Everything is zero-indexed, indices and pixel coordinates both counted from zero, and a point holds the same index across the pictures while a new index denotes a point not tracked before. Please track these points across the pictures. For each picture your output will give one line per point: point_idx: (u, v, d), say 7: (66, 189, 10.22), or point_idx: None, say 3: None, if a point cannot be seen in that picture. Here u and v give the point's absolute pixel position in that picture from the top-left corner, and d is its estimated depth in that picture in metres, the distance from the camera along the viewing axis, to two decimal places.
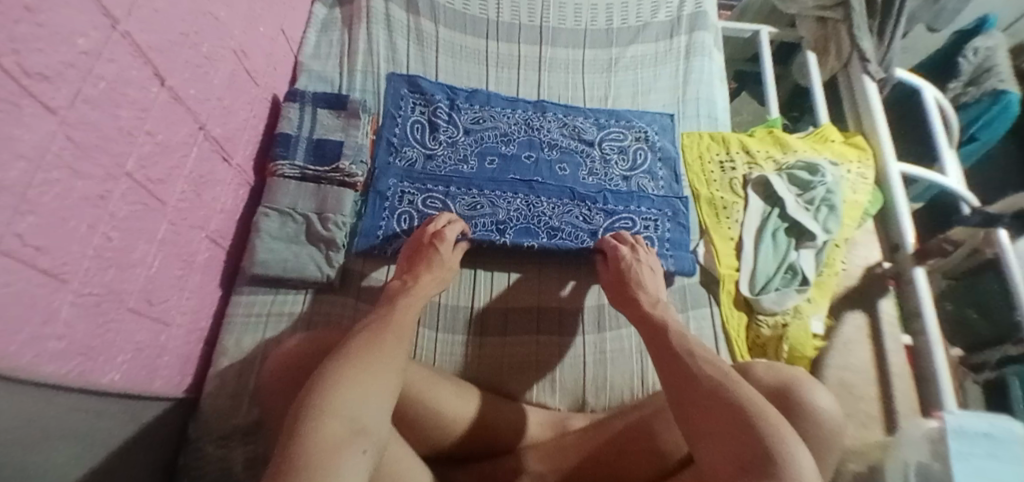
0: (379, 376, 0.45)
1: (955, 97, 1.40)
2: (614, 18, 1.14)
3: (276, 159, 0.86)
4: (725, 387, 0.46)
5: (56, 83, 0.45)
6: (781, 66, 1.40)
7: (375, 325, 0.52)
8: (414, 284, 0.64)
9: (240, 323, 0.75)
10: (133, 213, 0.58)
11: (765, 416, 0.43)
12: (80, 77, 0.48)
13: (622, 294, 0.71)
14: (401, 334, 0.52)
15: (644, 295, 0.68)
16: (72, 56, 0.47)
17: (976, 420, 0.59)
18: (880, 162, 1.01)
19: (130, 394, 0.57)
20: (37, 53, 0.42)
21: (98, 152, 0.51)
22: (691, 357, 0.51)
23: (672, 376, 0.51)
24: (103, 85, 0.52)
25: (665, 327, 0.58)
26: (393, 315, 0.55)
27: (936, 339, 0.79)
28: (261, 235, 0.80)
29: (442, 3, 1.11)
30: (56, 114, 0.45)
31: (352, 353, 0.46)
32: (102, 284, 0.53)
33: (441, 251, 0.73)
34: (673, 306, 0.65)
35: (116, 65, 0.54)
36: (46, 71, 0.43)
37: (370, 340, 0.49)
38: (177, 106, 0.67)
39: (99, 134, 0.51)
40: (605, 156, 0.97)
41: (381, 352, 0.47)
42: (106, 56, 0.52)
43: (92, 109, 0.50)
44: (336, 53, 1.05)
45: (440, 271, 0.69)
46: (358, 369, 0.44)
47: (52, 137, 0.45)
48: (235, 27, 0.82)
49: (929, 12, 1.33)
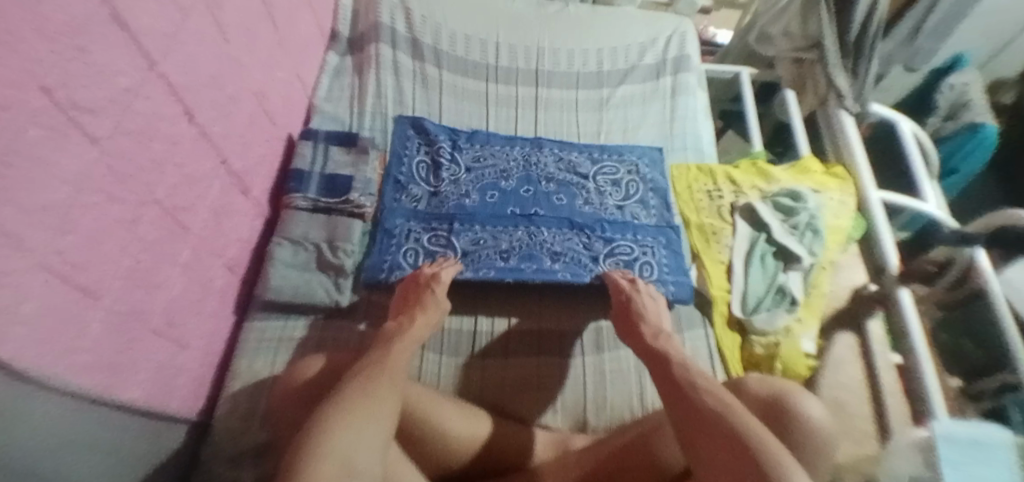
0: (372, 419, 0.48)
1: (934, 131, 1.48)
2: (604, 62, 1.23)
3: (289, 192, 0.92)
4: (726, 415, 0.49)
5: (99, 115, 0.50)
6: (763, 104, 1.50)
7: (371, 367, 0.55)
8: (409, 327, 0.67)
9: (251, 347, 0.78)
10: (159, 237, 0.63)
11: (761, 440, 0.46)
12: (120, 111, 0.54)
13: (626, 326, 0.75)
14: (395, 377, 0.55)
15: (646, 328, 0.72)
16: (114, 92, 0.53)
17: (962, 428, 0.62)
18: (859, 187, 1.07)
19: (144, 413, 0.60)
20: (82, 88, 0.47)
21: (131, 180, 0.56)
22: (694, 389, 0.54)
23: (679, 407, 0.54)
24: (139, 119, 0.58)
25: (669, 358, 0.62)
26: (388, 356, 0.58)
27: (925, 358, 0.81)
28: (274, 262, 0.84)
29: (444, 49, 1.20)
30: (98, 144, 0.50)
31: (349, 395, 0.50)
32: (128, 303, 0.57)
33: (437, 293, 0.76)
34: (675, 336, 0.69)
35: (151, 102, 0.60)
36: (91, 105, 0.49)
37: (365, 383, 0.52)
38: (203, 141, 0.72)
39: (133, 164, 0.57)
40: (600, 188, 1.03)
41: (375, 395, 0.51)
42: (143, 94, 0.58)
43: (129, 140, 0.56)
44: (346, 96, 1.13)
45: (434, 314, 0.72)
46: (352, 412, 0.48)
47: (93, 164, 0.50)
48: (256, 72, 0.89)
49: (907, 53, 1.44)
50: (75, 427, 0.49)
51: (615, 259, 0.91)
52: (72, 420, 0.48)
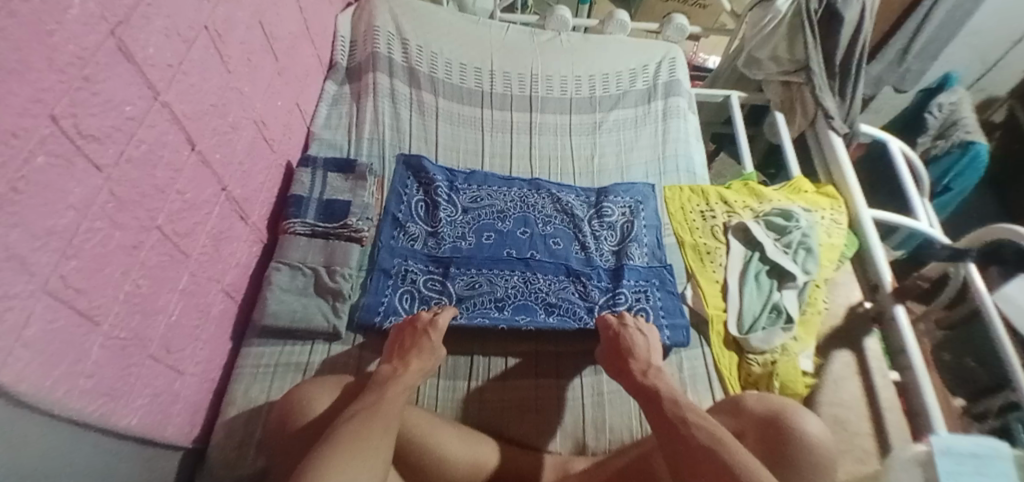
0: (361, 469, 0.48)
1: (926, 150, 1.51)
2: (596, 88, 1.27)
3: (288, 217, 0.93)
4: (717, 449, 0.50)
5: (104, 143, 0.52)
6: (754, 126, 1.53)
7: (363, 413, 0.55)
8: (402, 373, 0.65)
9: (248, 374, 0.78)
10: (160, 262, 0.64)
11: (755, 473, 0.46)
12: (124, 139, 0.56)
13: (619, 362, 0.73)
14: (387, 425, 0.54)
15: (636, 364, 0.71)
16: (120, 121, 0.55)
17: (961, 442, 0.61)
18: (852, 209, 1.09)
19: (142, 440, 0.60)
20: (90, 117, 0.49)
21: (134, 206, 0.58)
22: (688, 425, 0.54)
23: (674, 447, 0.53)
24: (143, 147, 0.59)
25: (662, 395, 0.61)
26: (382, 403, 0.57)
27: (923, 374, 0.81)
28: (272, 287, 0.85)
29: (441, 78, 1.23)
30: (102, 172, 0.52)
31: (339, 443, 0.50)
32: (128, 329, 0.57)
33: (432, 339, 0.73)
34: (664, 370, 0.69)
35: (155, 130, 0.62)
36: (97, 133, 0.51)
37: (356, 430, 0.52)
38: (204, 168, 0.74)
39: (136, 190, 0.58)
40: (595, 231, 1.02)
41: (365, 444, 0.51)
42: (148, 123, 0.60)
43: (133, 168, 0.57)
44: (344, 123, 1.16)
45: (430, 359, 0.70)
46: (342, 463, 0.48)
47: (98, 191, 0.51)
48: (257, 101, 0.92)
49: (895, 74, 1.48)
50: (71, 454, 0.49)
51: (613, 310, 0.88)
52: (70, 447, 0.48)
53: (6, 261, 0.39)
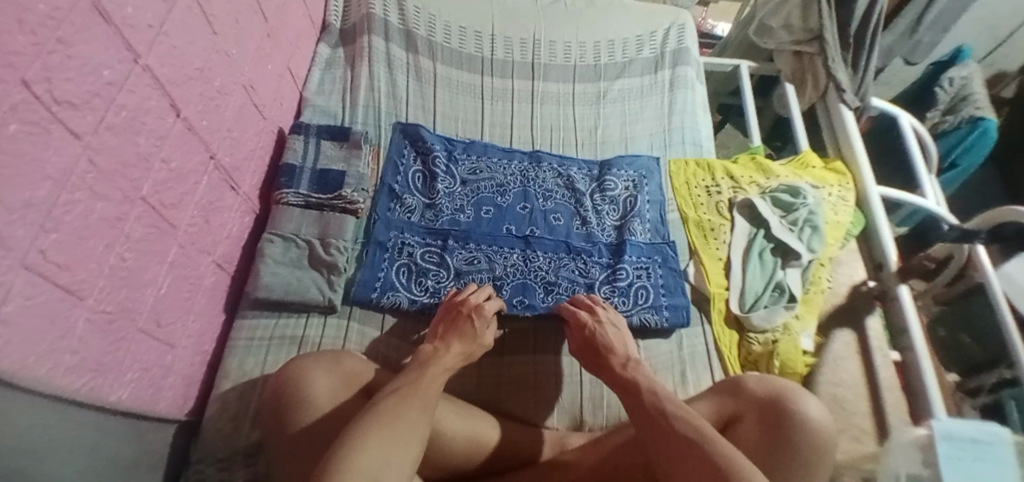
0: (401, 439, 0.48)
1: (933, 126, 1.45)
2: (601, 55, 1.21)
3: (280, 187, 0.90)
4: (701, 441, 0.49)
5: (82, 110, 0.49)
6: (762, 98, 1.48)
7: (402, 390, 0.54)
8: (443, 355, 0.65)
9: (242, 347, 0.77)
10: (147, 235, 0.62)
11: (735, 463, 0.46)
12: (104, 105, 0.52)
13: (594, 359, 0.71)
14: (427, 401, 0.54)
15: (614, 357, 0.68)
16: (98, 86, 0.51)
17: (961, 427, 0.62)
18: (859, 185, 1.06)
19: (134, 414, 0.60)
20: (66, 81, 0.46)
21: (116, 177, 0.55)
22: (668, 418, 0.54)
23: (661, 441, 0.52)
24: (124, 114, 0.56)
25: (640, 388, 0.60)
26: (420, 383, 0.57)
27: (924, 355, 0.81)
28: (265, 259, 0.83)
29: (440, 42, 1.17)
30: (81, 140, 0.49)
31: (379, 415, 0.50)
32: (114, 303, 0.56)
33: (477, 325, 0.72)
34: (644, 362, 0.66)
35: (136, 96, 0.58)
36: (74, 99, 0.47)
37: (395, 404, 0.52)
38: (191, 136, 0.71)
39: (118, 160, 0.55)
40: (597, 206, 0.99)
41: (405, 418, 0.50)
42: (129, 87, 0.57)
43: (113, 135, 0.54)
44: (338, 89, 1.11)
45: (473, 343, 0.69)
46: (382, 432, 0.48)
47: (77, 160, 0.48)
48: (245, 65, 0.88)
49: (905, 46, 1.42)
50: (64, 429, 0.49)
51: (614, 286, 0.87)
52: (60, 423, 0.48)
53: None
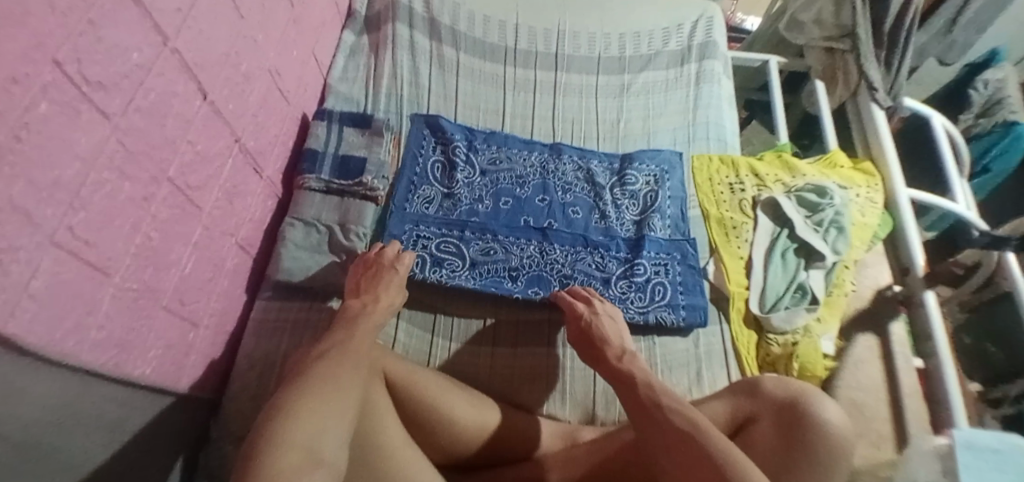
0: (335, 402, 0.46)
1: (966, 129, 1.41)
2: (626, 47, 1.19)
3: (303, 172, 0.92)
4: (695, 435, 0.48)
5: (111, 91, 0.50)
6: (790, 94, 1.44)
7: (333, 350, 0.53)
8: (371, 309, 0.64)
9: (263, 328, 0.79)
10: (172, 216, 0.63)
11: (731, 456, 0.44)
12: (133, 87, 0.53)
13: (590, 352, 0.70)
14: (358, 359, 0.53)
15: (610, 349, 0.67)
16: (127, 68, 0.52)
17: (983, 436, 0.61)
18: (889, 187, 1.03)
19: (154, 388, 0.62)
20: (95, 63, 0.47)
21: (142, 158, 0.56)
22: (662, 411, 0.52)
23: (658, 436, 0.50)
24: (152, 96, 0.57)
25: (637, 383, 0.58)
26: (350, 340, 0.56)
27: (948, 362, 0.79)
28: (286, 243, 0.84)
29: (463, 30, 1.17)
30: (110, 120, 0.50)
31: (312, 380, 0.48)
32: (139, 281, 0.58)
33: (399, 274, 0.74)
34: (640, 354, 0.65)
35: (164, 79, 0.59)
36: (103, 80, 0.48)
37: (327, 367, 0.50)
38: (217, 120, 0.72)
39: (144, 141, 0.56)
40: (617, 200, 0.98)
41: (338, 380, 0.48)
42: (157, 70, 0.58)
43: (141, 117, 0.55)
44: (361, 76, 1.11)
45: (396, 295, 0.70)
46: (315, 398, 0.45)
47: (106, 140, 0.49)
48: (271, 51, 0.88)
49: (941, 45, 1.36)
50: (86, 402, 0.50)
51: (630, 281, 0.86)
52: (84, 395, 0.50)
53: (10, 213, 0.38)
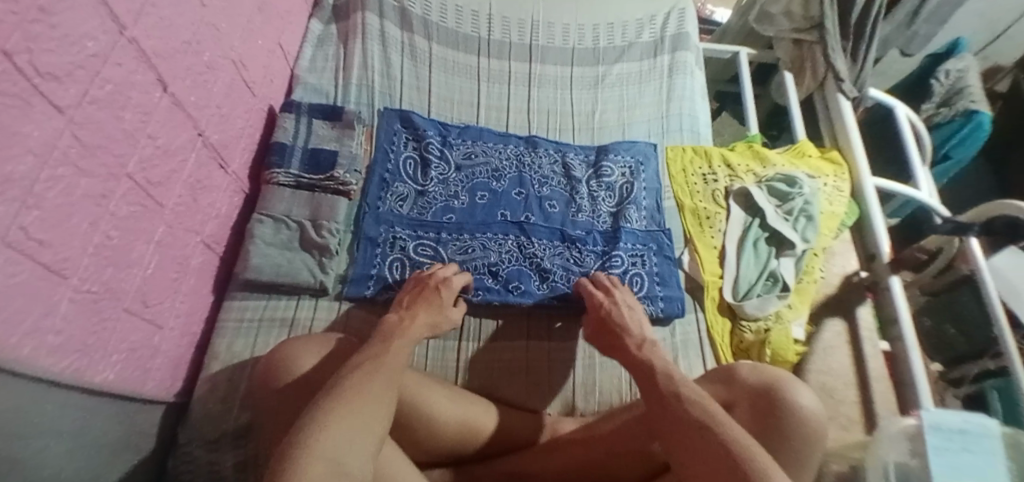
0: (362, 417, 0.46)
1: (927, 118, 1.45)
2: (601, 38, 1.19)
3: (271, 167, 0.89)
4: (714, 427, 0.48)
5: (65, 83, 0.47)
6: (760, 86, 1.47)
7: (366, 365, 0.52)
8: (409, 325, 0.63)
9: (231, 328, 0.77)
10: (132, 213, 0.60)
11: (753, 454, 0.44)
12: (88, 78, 0.50)
13: (610, 340, 0.69)
14: (390, 376, 0.52)
15: (629, 337, 0.66)
16: (82, 58, 0.49)
17: (949, 417, 0.62)
18: (855, 176, 1.05)
19: (119, 394, 0.59)
20: (47, 53, 0.44)
21: (99, 152, 0.53)
22: (681, 401, 0.52)
23: (668, 421, 0.51)
24: (109, 87, 0.54)
25: (658, 373, 0.57)
26: (386, 356, 0.55)
27: (913, 346, 0.82)
28: (254, 241, 0.81)
29: (435, 20, 1.15)
30: (64, 113, 0.47)
31: (343, 391, 0.48)
32: (99, 283, 0.55)
33: (444, 296, 0.71)
34: (659, 344, 0.64)
35: (122, 69, 0.56)
36: (55, 71, 0.45)
37: (358, 380, 0.49)
38: (178, 111, 0.69)
39: (101, 134, 0.53)
40: (593, 192, 0.98)
41: (367, 395, 0.48)
42: (113, 60, 0.54)
43: (98, 109, 0.52)
44: (331, 67, 1.08)
45: (438, 315, 0.68)
46: (346, 413, 0.45)
47: (59, 134, 0.46)
48: (234, 39, 0.85)
49: (905, 37, 1.40)
50: (45, 411, 0.48)
51: (608, 274, 0.87)
52: (42, 402, 0.47)
53: None
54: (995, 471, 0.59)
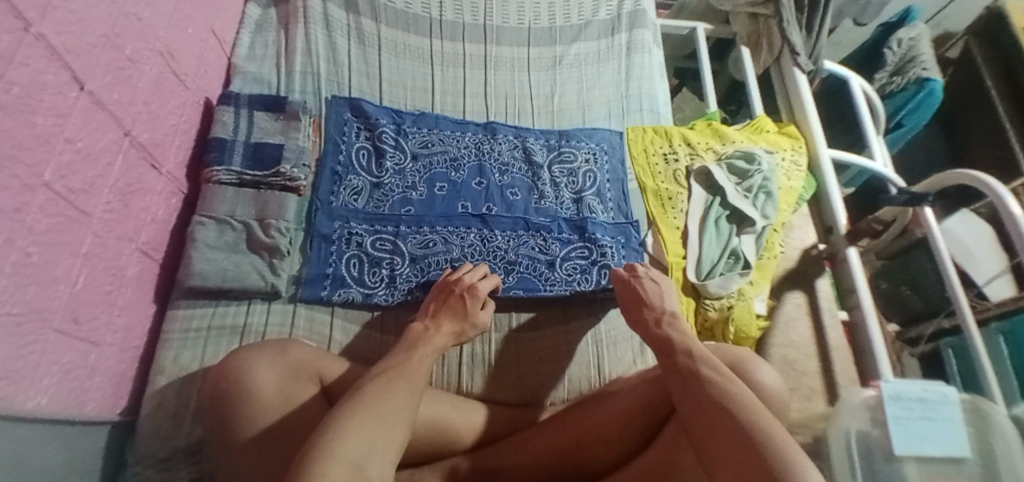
0: (385, 422, 0.45)
1: (882, 87, 1.47)
2: (556, 17, 1.16)
3: (210, 164, 0.83)
4: (730, 406, 0.45)
5: None
6: (717, 61, 1.46)
7: (391, 371, 0.52)
8: (433, 334, 0.62)
9: (177, 339, 0.72)
10: (54, 225, 0.55)
11: (771, 435, 0.41)
12: None
13: (632, 313, 0.68)
14: (415, 385, 0.51)
15: (649, 312, 0.66)
16: None
17: (909, 387, 0.65)
18: (811, 149, 1.07)
19: (55, 421, 0.55)
20: None
21: (9, 162, 0.47)
22: (701, 382, 0.50)
23: (689, 396, 0.49)
24: (15, 91, 0.48)
25: (681, 349, 0.56)
26: (409, 363, 0.54)
27: (869, 312, 0.85)
28: (197, 245, 0.76)
29: (382, 1, 1.09)
30: None
31: (369, 392, 0.47)
32: (21, 304, 0.50)
33: (469, 305, 0.69)
34: (680, 319, 0.64)
35: (31, 69, 0.50)
36: None
37: (383, 385, 0.49)
38: (99, 111, 0.62)
39: (11, 142, 0.47)
40: (555, 178, 0.96)
41: (391, 402, 0.47)
42: (20, 59, 0.49)
43: (4, 116, 0.46)
44: (271, 54, 1.01)
45: (463, 323, 0.67)
46: (370, 416, 0.44)
47: None
48: (159, 28, 0.78)
49: (856, 8, 1.41)
50: None
51: (574, 263, 0.86)
52: None
53: None
54: (951, 435, 0.61)
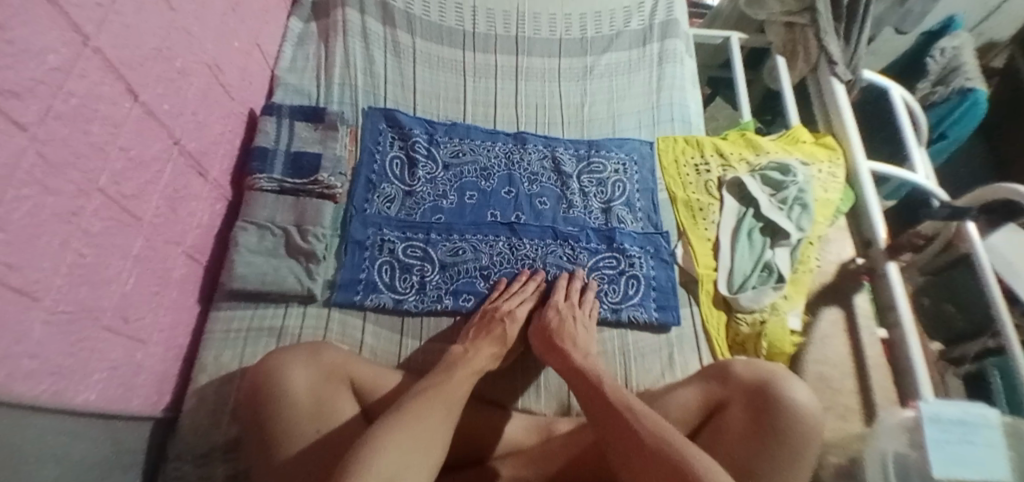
0: (421, 441, 0.46)
1: (924, 97, 1.43)
2: (587, 27, 1.17)
3: (253, 172, 0.87)
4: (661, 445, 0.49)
5: (26, 100, 0.44)
6: (752, 70, 1.44)
7: (430, 390, 0.53)
8: (473, 356, 0.64)
9: (218, 339, 0.75)
10: (106, 228, 0.58)
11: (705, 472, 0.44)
12: (50, 93, 0.48)
13: (549, 347, 0.70)
14: (451, 404, 0.53)
15: (572, 349, 0.68)
16: (41, 72, 0.46)
17: (950, 409, 0.61)
18: (848, 160, 1.04)
19: (104, 414, 0.58)
20: (7, 70, 0.41)
21: (65, 168, 0.51)
22: (629, 419, 0.53)
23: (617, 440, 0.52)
24: (73, 101, 0.51)
25: (601, 388, 0.58)
26: (448, 383, 0.56)
27: (910, 330, 0.82)
28: (238, 249, 0.80)
29: (417, 14, 1.12)
30: (26, 131, 0.44)
31: (405, 411, 0.49)
32: (73, 301, 0.53)
33: (507, 328, 0.71)
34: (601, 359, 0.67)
35: (87, 81, 0.54)
36: (16, 88, 0.42)
37: (421, 404, 0.50)
38: (149, 121, 0.66)
39: (67, 149, 0.51)
40: (584, 188, 0.97)
41: (426, 422, 0.49)
42: (77, 72, 0.52)
43: (62, 125, 0.50)
44: (312, 66, 1.06)
45: (502, 346, 0.69)
46: (406, 435, 0.46)
47: (23, 153, 0.44)
48: (207, 42, 0.82)
49: (896, 16, 1.36)
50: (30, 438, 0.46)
51: (602, 274, 0.86)
52: (22, 430, 0.45)
53: None
54: (986, 464, 0.57)
